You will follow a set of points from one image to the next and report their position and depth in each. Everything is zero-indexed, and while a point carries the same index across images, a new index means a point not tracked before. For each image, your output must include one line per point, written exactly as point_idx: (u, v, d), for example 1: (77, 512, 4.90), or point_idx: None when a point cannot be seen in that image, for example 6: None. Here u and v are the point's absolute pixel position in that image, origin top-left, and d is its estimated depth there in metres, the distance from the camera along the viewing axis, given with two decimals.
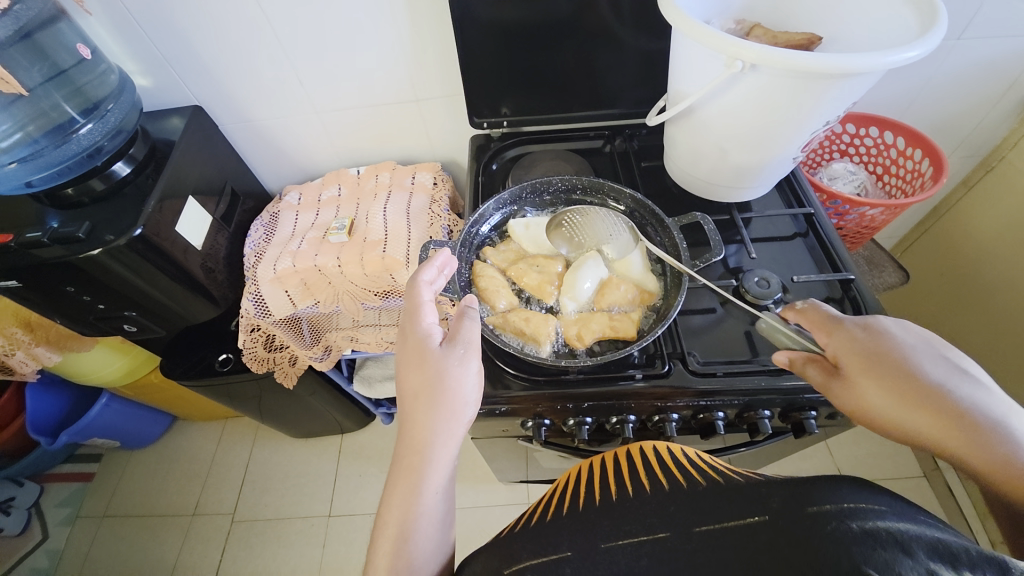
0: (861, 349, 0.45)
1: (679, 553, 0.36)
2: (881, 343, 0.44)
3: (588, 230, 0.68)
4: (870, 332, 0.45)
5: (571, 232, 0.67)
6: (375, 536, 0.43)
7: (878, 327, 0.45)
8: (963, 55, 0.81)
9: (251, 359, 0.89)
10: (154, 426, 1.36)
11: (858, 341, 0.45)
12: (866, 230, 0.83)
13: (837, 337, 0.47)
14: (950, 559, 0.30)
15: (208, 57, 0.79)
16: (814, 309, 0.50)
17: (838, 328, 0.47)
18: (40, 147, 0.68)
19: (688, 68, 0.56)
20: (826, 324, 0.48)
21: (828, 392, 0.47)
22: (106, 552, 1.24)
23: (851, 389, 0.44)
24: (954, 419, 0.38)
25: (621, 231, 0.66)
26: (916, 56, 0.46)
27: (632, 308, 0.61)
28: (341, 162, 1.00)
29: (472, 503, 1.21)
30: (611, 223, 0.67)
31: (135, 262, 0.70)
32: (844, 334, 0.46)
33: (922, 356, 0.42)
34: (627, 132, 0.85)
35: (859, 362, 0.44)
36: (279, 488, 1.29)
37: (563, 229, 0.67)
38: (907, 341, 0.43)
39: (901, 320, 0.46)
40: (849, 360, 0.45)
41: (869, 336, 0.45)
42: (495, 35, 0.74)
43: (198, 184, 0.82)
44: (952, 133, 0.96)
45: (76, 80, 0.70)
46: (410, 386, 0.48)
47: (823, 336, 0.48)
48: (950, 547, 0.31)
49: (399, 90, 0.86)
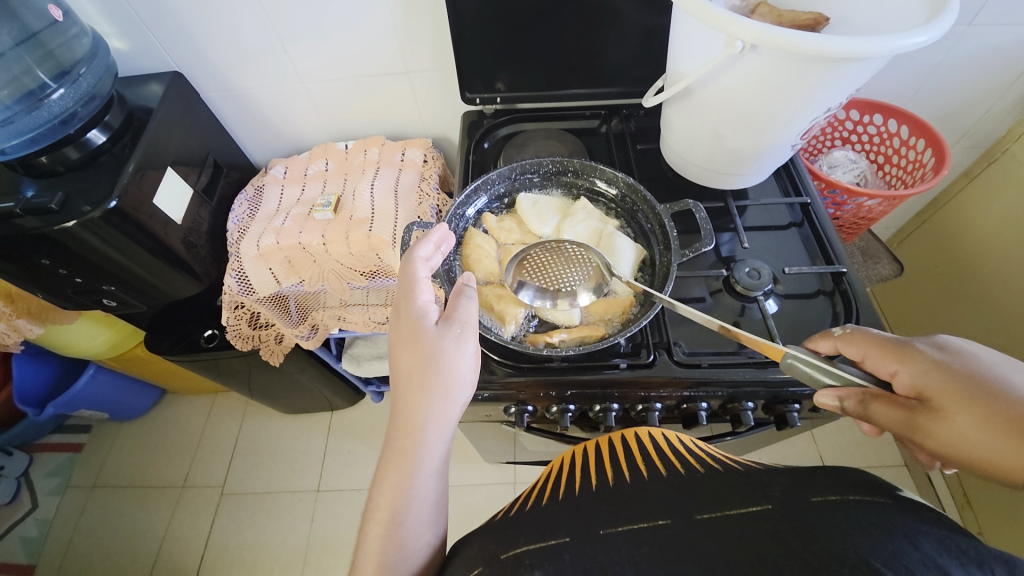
0: (946, 374, 0.39)
1: (677, 539, 0.35)
2: (964, 367, 0.38)
3: (560, 274, 0.61)
4: (948, 354, 0.40)
5: (539, 272, 0.61)
6: (367, 518, 0.42)
7: (955, 348, 0.40)
8: (974, 41, 0.78)
9: (235, 336, 0.87)
10: (143, 398, 1.35)
11: (938, 366, 0.40)
12: (863, 221, 0.81)
13: (910, 363, 0.41)
14: (961, 555, 0.29)
15: (186, 19, 0.75)
16: (861, 332, 0.46)
17: (910, 352, 0.41)
18: (13, 113, 0.65)
19: (686, 46, 0.54)
20: (892, 349, 0.43)
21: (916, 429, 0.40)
22: (96, 521, 1.26)
23: (938, 421, 0.38)
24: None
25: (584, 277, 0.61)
26: (925, 41, 0.44)
27: (601, 321, 0.59)
28: (329, 135, 0.97)
29: (460, 481, 1.23)
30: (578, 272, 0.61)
31: (112, 236, 0.68)
32: (919, 358, 0.41)
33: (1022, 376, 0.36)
34: (624, 112, 0.82)
35: (944, 391, 0.39)
36: (269, 463, 1.30)
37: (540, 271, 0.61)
38: (996, 362, 0.38)
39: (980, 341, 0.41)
40: (930, 388, 0.39)
41: (949, 358, 0.40)
42: (488, 5, 0.70)
43: (178, 154, 0.79)
44: (957, 123, 0.93)
45: (47, 43, 0.66)
46: (404, 366, 0.47)
47: (893, 365, 0.42)
48: (959, 542, 0.30)
49: (389, 62, 0.82)
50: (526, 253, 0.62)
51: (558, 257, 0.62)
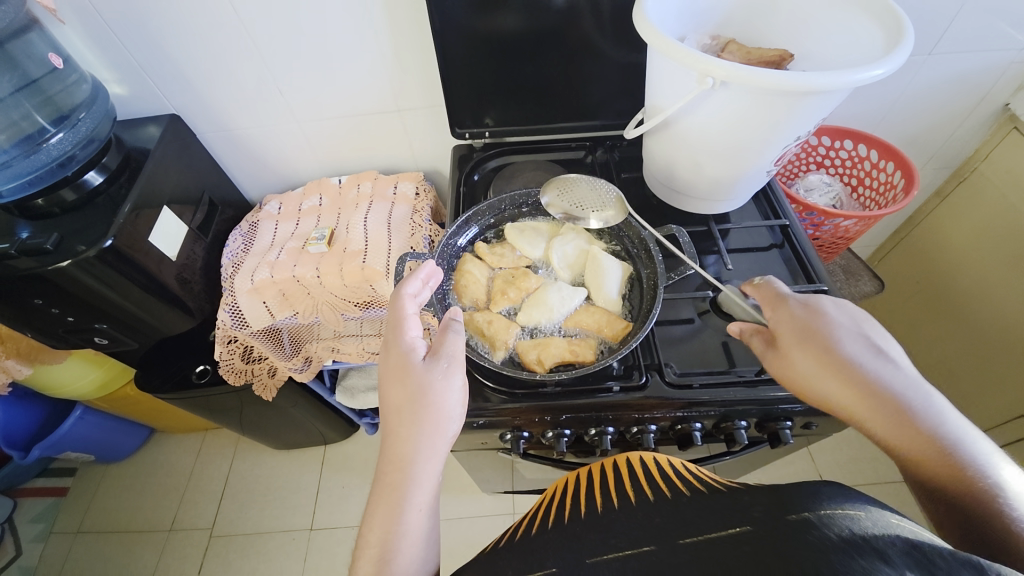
0: (797, 323, 0.48)
1: (664, 566, 0.36)
2: (815, 321, 0.47)
3: (584, 201, 0.69)
4: (808, 309, 0.48)
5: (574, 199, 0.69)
6: (357, 557, 0.42)
7: (816, 305, 0.48)
8: (934, 69, 0.83)
9: (228, 370, 0.87)
10: (131, 438, 1.32)
11: (797, 316, 0.48)
12: (841, 241, 0.84)
13: (779, 312, 0.50)
14: (927, 564, 0.30)
15: (185, 63, 0.78)
16: (769, 285, 0.53)
17: (782, 304, 0.50)
18: (10, 157, 0.67)
19: (663, 82, 0.57)
20: (773, 299, 0.52)
21: (764, 362, 0.51)
22: (78, 570, 1.21)
23: (781, 357, 0.48)
24: (862, 393, 0.42)
25: (606, 205, 0.68)
26: (882, 73, 0.47)
27: (595, 334, 0.60)
28: (323, 171, 0.99)
29: (457, 514, 1.20)
30: (602, 198, 0.68)
31: (106, 274, 0.69)
32: (785, 309, 0.50)
33: (849, 335, 0.45)
34: (608, 143, 0.86)
35: (791, 335, 0.48)
36: (260, 502, 1.27)
37: (570, 199, 0.69)
38: (841, 320, 0.47)
39: (839, 299, 0.49)
40: (784, 332, 0.49)
41: (805, 312, 0.48)
42: (476, 47, 0.74)
43: (174, 193, 0.81)
44: (925, 146, 0.98)
45: (46, 89, 0.68)
46: (393, 400, 0.47)
47: (768, 311, 0.52)
48: (925, 550, 0.31)
49: (382, 100, 0.85)
50: (566, 178, 0.71)
51: (591, 186, 0.70)
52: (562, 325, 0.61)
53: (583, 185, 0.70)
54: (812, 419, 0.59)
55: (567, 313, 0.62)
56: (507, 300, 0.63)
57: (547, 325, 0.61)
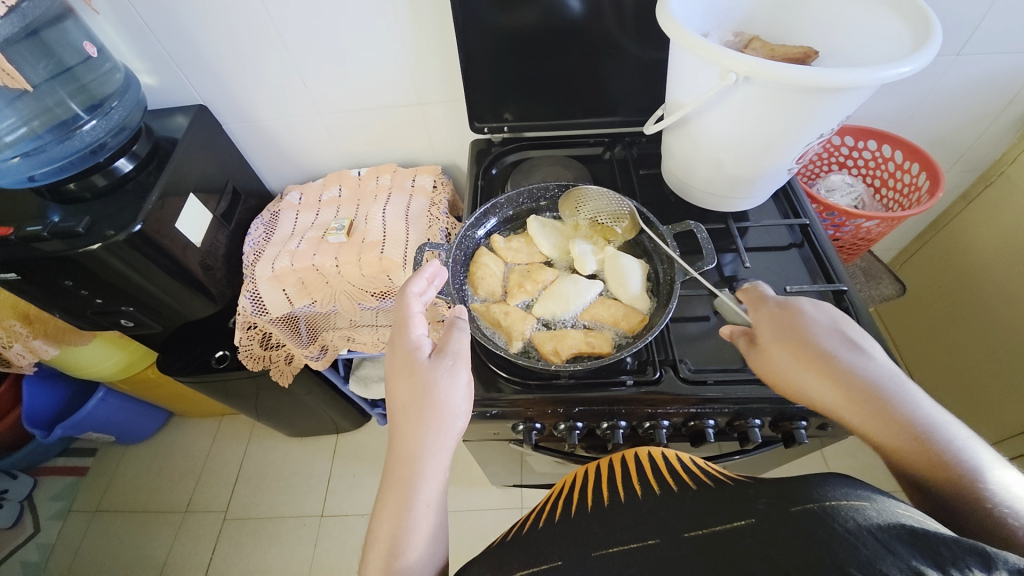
0: (777, 321, 0.49)
1: (670, 560, 0.36)
2: (795, 319, 0.48)
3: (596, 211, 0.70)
4: (786, 309, 0.50)
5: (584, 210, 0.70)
6: (368, 550, 0.42)
7: (794, 305, 0.50)
8: (964, 69, 0.81)
9: (247, 356, 0.89)
10: (150, 421, 1.36)
11: (777, 316, 0.50)
12: (862, 242, 0.83)
13: (761, 313, 0.51)
14: (932, 551, 0.30)
15: (212, 54, 0.80)
16: (755, 289, 0.54)
17: (762, 304, 0.52)
18: (44, 142, 0.68)
19: (685, 77, 0.57)
20: (752, 301, 0.53)
21: (747, 362, 0.51)
22: (97, 546, 1.25)
23: (763, 354, 0.49)
24: (844, 386, 0.43)
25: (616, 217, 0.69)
26: (910, 71, 0.47)
27: (611, 327, 0.61)
28: (343, 163, 1.01)
29: (466, 506, 1.21)
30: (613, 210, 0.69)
31: (133, 258, 0.71)
32: (765, 310, 0.51)
33: (825, 332, 0.47)
34: (627, 140, 0.86)
35: (771, 334, 0.49)
36: (273, 488, 1.29)
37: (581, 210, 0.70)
38: (819, 318, 0.48)
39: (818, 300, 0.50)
40: (764, 331, 0.50)
41: (785, 312, 0.49)
42: (497, 41, 0.74)
43: (199, 181, 0.83)
44: (951, 148, 0.96)
45: (81, 78, 0.71)
46: (400, 398, 0.48)
47: (750, 311, 0.52)
48: (929, 538, 0.31)
49: (402, 94, 0.86)
50: (580, 191, 0.70)
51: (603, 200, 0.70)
52: (578, 318, 0.62)
53: (596, 196, 0.70)
54: (828, 419, 0.59)
55: (582, 306, 0.62)
56: (524, 293, 0.63)
57: (563, 317, 0.61)
